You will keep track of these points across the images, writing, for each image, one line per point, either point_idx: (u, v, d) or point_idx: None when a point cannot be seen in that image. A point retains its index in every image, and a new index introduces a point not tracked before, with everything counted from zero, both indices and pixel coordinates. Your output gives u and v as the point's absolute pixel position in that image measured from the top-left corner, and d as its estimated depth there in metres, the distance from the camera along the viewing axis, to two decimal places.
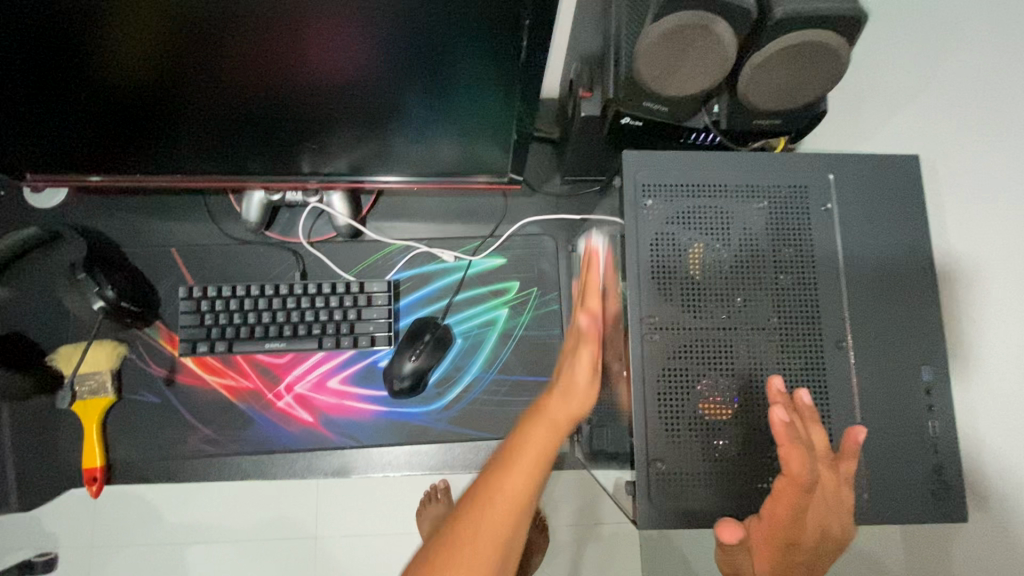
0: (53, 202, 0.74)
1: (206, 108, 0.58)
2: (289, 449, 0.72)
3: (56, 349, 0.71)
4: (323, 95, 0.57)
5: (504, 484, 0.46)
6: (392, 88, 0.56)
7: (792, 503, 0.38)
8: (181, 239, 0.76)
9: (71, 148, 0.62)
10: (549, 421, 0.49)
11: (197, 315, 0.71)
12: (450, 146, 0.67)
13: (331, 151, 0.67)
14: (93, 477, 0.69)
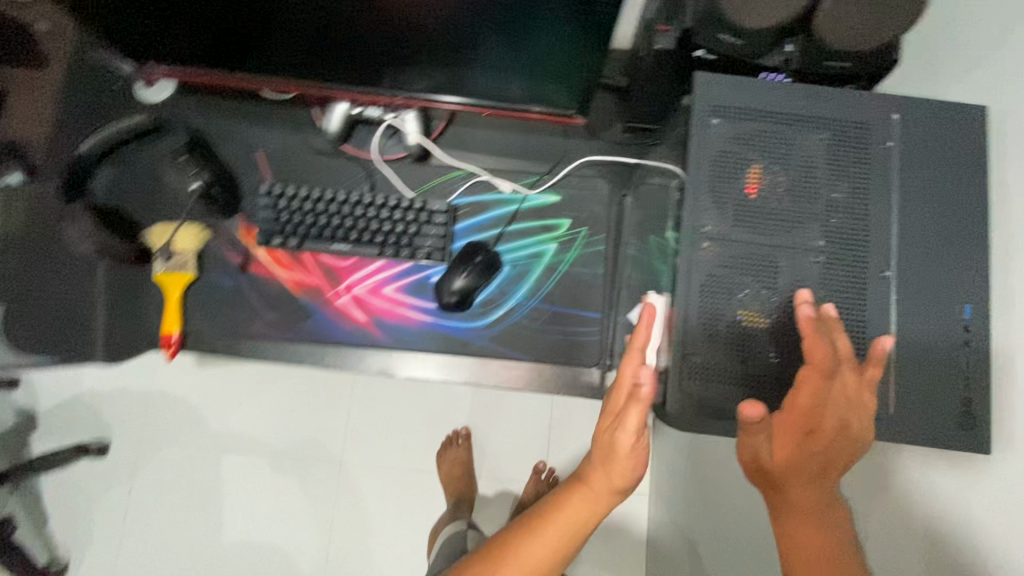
0: (162, 96, 0.82)
1: (307, 14, 0.64)
2: (342, 344, 0.79)
3: (149, 227, 0.78)
4: (406, 15, 0.62)
5: (529, 540, 0.47)
6: (468, 15, 0.61)
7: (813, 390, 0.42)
8: (267, 143, 0.83)
9: (185, 43, 0.70)
10: (590, 493, 0.48)
11: (275, 210, 0.78)
12: (520, 80, 0.71)
13: (408, 73, 0.72)
14: (170, 341, 0.76)
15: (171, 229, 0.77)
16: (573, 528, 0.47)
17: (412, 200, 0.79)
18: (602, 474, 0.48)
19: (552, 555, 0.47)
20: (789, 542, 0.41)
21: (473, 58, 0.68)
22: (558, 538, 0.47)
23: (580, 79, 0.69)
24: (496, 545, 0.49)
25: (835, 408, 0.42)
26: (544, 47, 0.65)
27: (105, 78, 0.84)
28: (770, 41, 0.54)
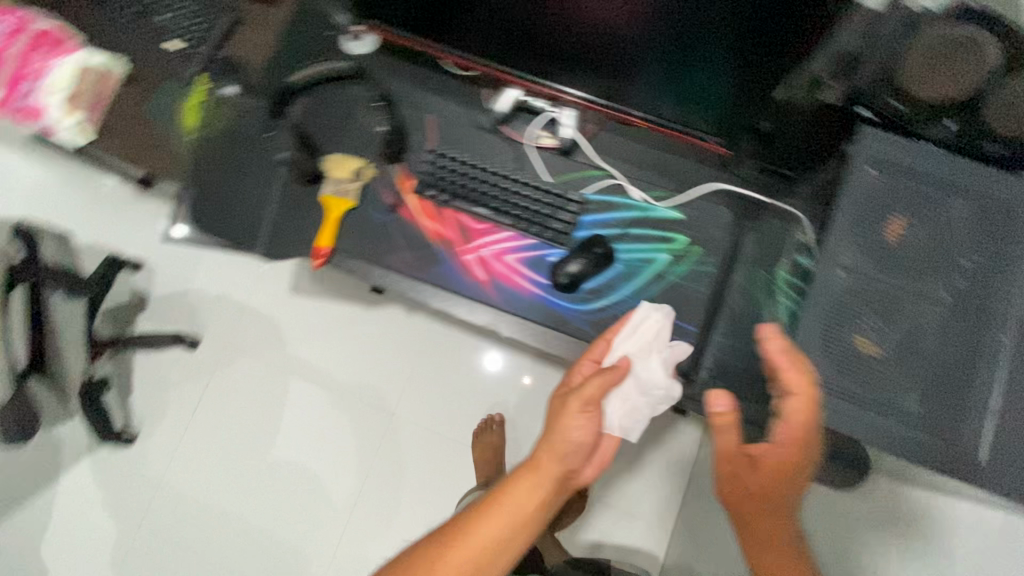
0: (365, 50, 0.94)
1: (509, 11, 0.78)
2: (459, 294, 0.87)
3: (326, 155, 0.91)
4: (587, 29, 0.75)
5: (479, 521, 0.59)
6: (641, 38, 0.73)
7: (796, 436, 0.53)
8: (438, 109, 0.94)
9: (404, 9, 0.84)
10: (535, 475, 0.60)
11: (435, 166, 0.91)
12: (669, 104, 0.80)
13: (572, 78, 0.82)
14: (320, 254, 0.88)
15: (344, 162, 0.90)
16: (518, 505, 0.59)
17: (552, 186, 0.89)
18: (550, 456, 0.60)
19: (499, 530, 0.59)
20: (752, 519, 0.54)
21: (637, 76, 0.78)
22: (505, 515, 0.59)
23: (725, 115, 0.77)
24: (452, 526, 0.60)
25: (812, 439, 0.53)
26: (699, 80, 0.75)
27: (319, 22, 0.97)
28: (929, 116, 0.61)
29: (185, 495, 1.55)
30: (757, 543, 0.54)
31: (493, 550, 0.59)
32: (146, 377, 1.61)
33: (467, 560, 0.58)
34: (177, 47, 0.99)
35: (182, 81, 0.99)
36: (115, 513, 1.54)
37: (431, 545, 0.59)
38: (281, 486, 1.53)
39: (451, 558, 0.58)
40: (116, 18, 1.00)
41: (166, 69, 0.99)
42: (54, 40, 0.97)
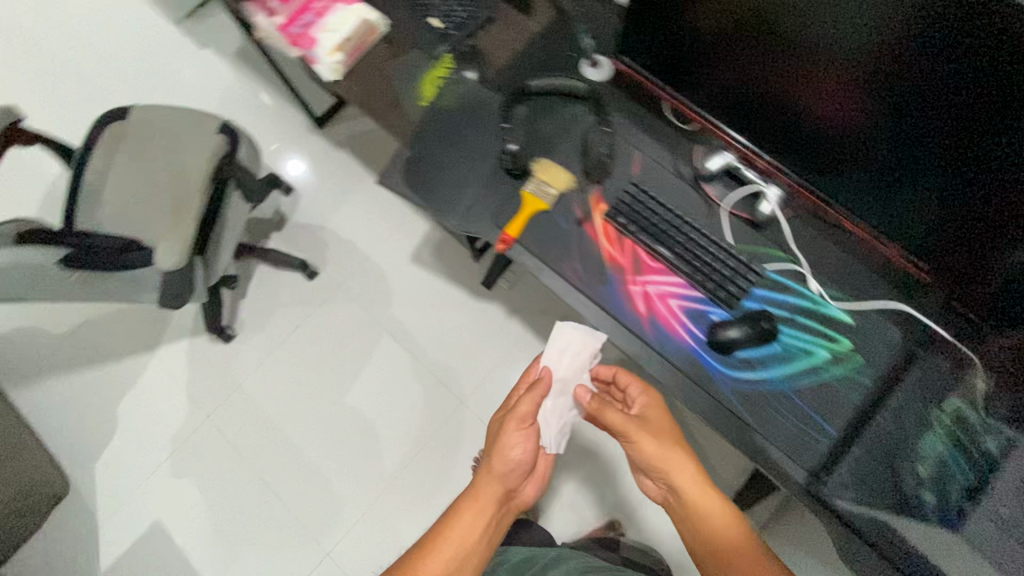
0: (599, 77, 1.03)
1: (729, 81, 0.87)
2: (616, 319, 0.91)
3: (537, 157, 0.99)
4: (795, 117, 0.83)
5: (442, 544, 0.85)
6: (843, 139, 0.80)
7: (663, 427, 0.90)
8: (646, 148, 1.00)
9: (652, 57, 0.93)
10: (484, 498, 0.89)
11: (629, 198, 0.96)
12: (868, 210, 0.84)
13: (780, 158, 0.89)
14: (506, 240, 0.95)
15: (553, 168, 0.97)
16: (472, 520, 0.87)
17: (735, 250, 0.92)
18: (495, 478, 0.90)
19: (456, 546, 0.85)
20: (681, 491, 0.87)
21: (843, 177, 0.84)
22: (460, 533, 0.86)
23: (922, 238, 0.80)
24: (421, 550, 0.85)
25: (669, 427, 0.91)
26: (897, 195, 0.79)
27: (566, 42, 1.06)
28: None
29: (257, 403, 1.67)
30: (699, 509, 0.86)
31: (456, 559, 0.84)
32: (261, 288, 1.75)
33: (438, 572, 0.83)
34: (437, 25, 1.10)
35: (430, 53, 1.10)
36: (193, 398, 1.67)
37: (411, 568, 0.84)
38: (343, 431, 1.64)
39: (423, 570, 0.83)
40: None
41: (422, 41, 1.10)
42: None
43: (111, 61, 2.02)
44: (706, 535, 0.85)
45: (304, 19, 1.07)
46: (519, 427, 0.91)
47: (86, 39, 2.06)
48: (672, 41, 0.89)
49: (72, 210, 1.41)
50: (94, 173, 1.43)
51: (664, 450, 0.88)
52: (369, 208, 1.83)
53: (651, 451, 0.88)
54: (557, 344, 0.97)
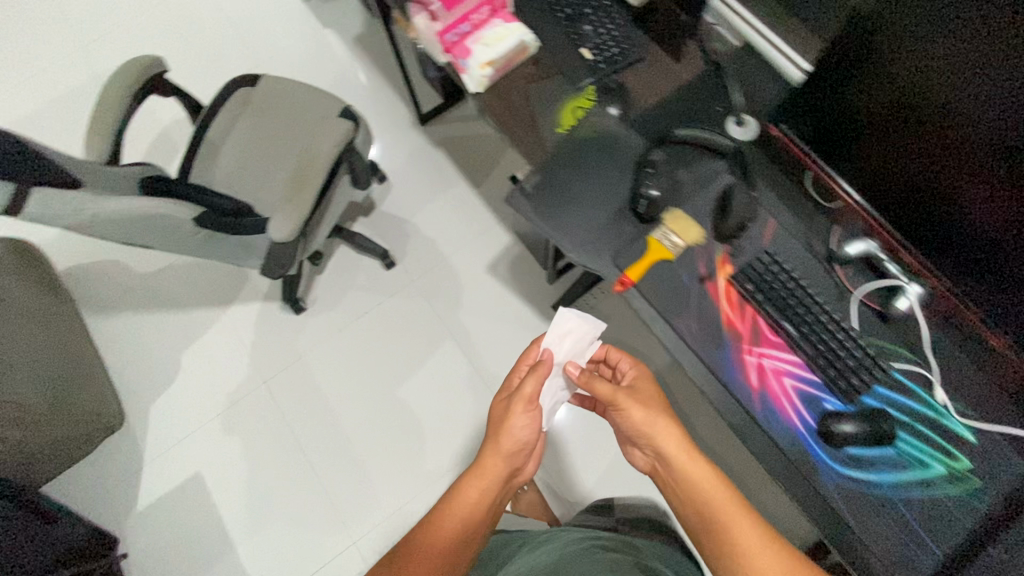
0: (744, 138, 1.02)
1: (881, 161, 0.85)
2: (725, 386, 0.88)
3: (670, 207, 0.97)
4: (944, 210, 0.80)
5: (442, 523, 0.86)
6: (992, 243, 0.76)
7: (650, 399, 0.91)
8: (782, 217, 0.97)
9: (805, 123, 0.91)
10: (482, 473, 0.90)
11: (758, 264, 0.93)
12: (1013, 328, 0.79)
13: (919, 250, 0.85)
14: (624, 282, 0.94)
15: (684, 221, 0.95)
16: (475, 496, 0.88)
17: (861, 341, 0.88)
18: (493, 455, 0.91)
19: (458, 525, 0.86)
20: (674, 466, 0.86)
21: (985, 284, 0.79)
22: (461, 511, 0.88)
23: None
24: (422, 530, 0.87)
25: (657, 400, 0.92)
26: None
27: (715, 96, 1.05)
28: None
29: (314, 379, 1.70)
30: (690, 483, 0.84)
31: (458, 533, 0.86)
32: (338, 268, 1.79)
33: (438, 547, 0.84)
34: (588, 57, 1.10)
35: (574, 79, 1.10)
36: (254, 362, 1.71)
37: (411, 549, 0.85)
38: (390, 424, 1.65)
39: (423, 547, 0.84)
40: (554, 12, 1.14)
41: (569, 68, 1.11)
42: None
43: (240, 27, 2.12)
44: (703, 507, 0.82)
45: (461, 27, 1.08)
46: (520, 405, 0.91)
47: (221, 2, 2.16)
48: (830, 111, 0.87)
49: (189, 162, 1.46)
50: (215, 132, 1.48)
51: (650, 416, 0.88)
52: (455, 210, 1.85)
53: (639, 417, 0.88)
54: (559, 327, 0.98)
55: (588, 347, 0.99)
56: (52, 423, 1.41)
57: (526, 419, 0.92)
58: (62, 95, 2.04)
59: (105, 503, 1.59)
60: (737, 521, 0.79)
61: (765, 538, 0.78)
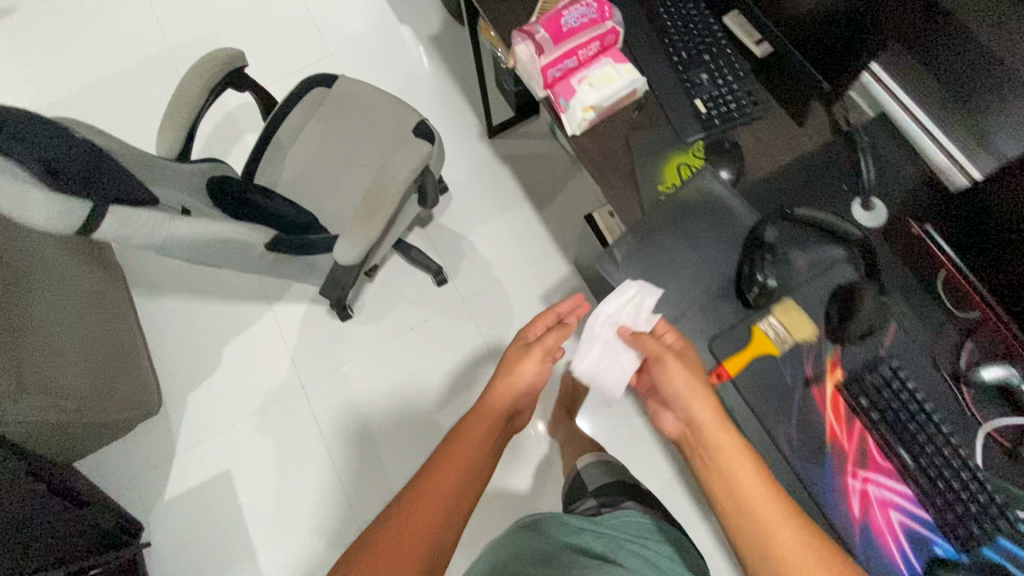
0: (869, 224, 0.92)
1: None
2: (823, 510, 0.79)
3: (782, 296, 0.87)
4: None
5: (461, 447, 0.87)
6: None
7: (699, 370, 0.81)
8: (904, 322, 0.87)
9: (979, 223, 0.77)
10: (494, 404, 0.96)
11: (874, 374, 0.83)
12: None
13: None
14: (720, 373, 0.85)
15: (796, 315, 0.86)
16: (489, 421, 0.94)
17: (985, 482, 0.78)
18: (507, 388, 0.98)
19: (477, 448, 0.88)
20: (712, 444, 0.74)
21: None
22: (480, 436, 0.91)
23: None
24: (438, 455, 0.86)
25: (703, 372, 0.81)
26: None
27: (840, 172, 0.95)
28: None
29: (352, 388, 1.66)
30: (728, 464, 0.72)
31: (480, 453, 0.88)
32: (389, 277, 1.74)
33: (462, 470, 0.85)
34: (701, 109, 1.00)
35: (682, 131, 1.00)
36: (294, 364, 1.68)
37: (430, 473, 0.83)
38: (423, 447, 1.60)
39: (446, 471, 0.83)
40: (667, 55, 1.04)
41: (679, 118, 1.01)
42: (612, 31, 1.00)
43: (317, 13, 2.07)
44: (721, 480, 0.71)
45: (566, 62, 1.00)
46: (540, 352, 0.99)
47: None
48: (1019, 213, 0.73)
49: (256, 160, 1.42)
50: (285, 131, 1.43)
51: (695, 386, 0.77)
52: (514, 231, 1.77)
53: (681, 384, 0.78)
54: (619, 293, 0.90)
55: (645, 315, 0.88)
56: (101, 408, 1.41)
57: (540, 363, 0.99)
58: (135, 65, 2.04)
59: (134, 486, 1.59)
60: (751, 484, 0.69)
61: (782, 507, 0.68)
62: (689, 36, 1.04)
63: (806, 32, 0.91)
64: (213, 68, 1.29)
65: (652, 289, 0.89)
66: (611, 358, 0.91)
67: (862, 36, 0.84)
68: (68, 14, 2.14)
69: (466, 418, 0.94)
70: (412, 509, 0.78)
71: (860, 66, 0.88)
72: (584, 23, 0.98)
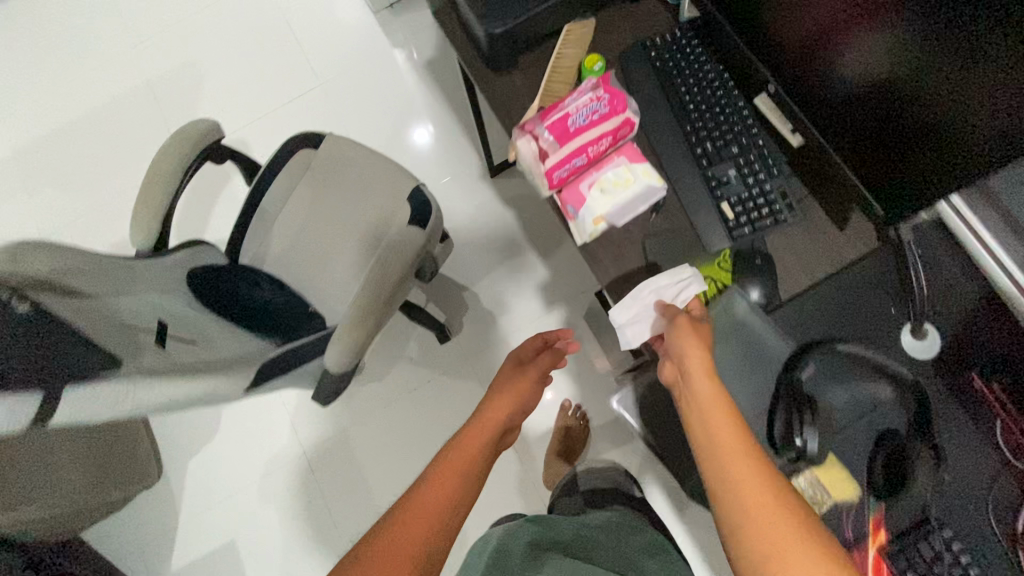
0: (922, 354, 0.80)
1: None
2: None
3: (823, 449, 0.78)
4: None
5: (450, 458, 0.79)
6: None
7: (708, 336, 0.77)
8: (960, 479, 0.75)
9: None
10: (490, 414, 0.90)
11: (922, 543, 0.74)
12: None
13: None
14: None
15: (837, 475, 0.77)
16: (484, 433, 0.86)
17: None
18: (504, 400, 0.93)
19: (471, 462, 0.80)
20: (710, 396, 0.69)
21: None
22: (471, 448, 0.82)
23: None
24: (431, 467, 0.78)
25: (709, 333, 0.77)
26: None
27: (889, 291, 0.83)
28: None
29: (356, 453, 1.61)
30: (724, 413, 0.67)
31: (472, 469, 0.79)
32: (390, 335, 1.67)
33: (453, 485, 0.76)
34: (727, 213, 0.88)
35: (707, 238, 0.88)
36: (296, 428, 1.62)
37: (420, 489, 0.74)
38: None
39: (439, 485, 0.75)
40: (688, 143, 0.92)
41: (703, 221, 0.89)
42: (627, 127, 0.88)
43: (304, 36, 1.91)
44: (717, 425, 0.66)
45: (574, 162, 0.87)
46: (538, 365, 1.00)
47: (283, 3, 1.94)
48: None
49: (240, 233, 1.32)
50: (270, 201, 1.33)
51: (698, 344, 0.74)
52: (520, 282, 1.68)
53: (687, 345, 0.74)
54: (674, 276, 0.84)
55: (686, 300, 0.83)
56: (107, 488, 1.36)
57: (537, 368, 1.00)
58: (112, 101, 1.92)
59: (139, 557, 1.57)
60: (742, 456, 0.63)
61: (775, 486, 0.61)
62: (714, 123, 0.92)
63: (880, 157, 0.75)
64: (188, 144, 1.17)
65: (702, 281, 0.85)
66: (634, 323, 0.85)
67: (947, 166, 0.67)
68: (35, 42, 1.99)
69: (466, 426, 0.88)
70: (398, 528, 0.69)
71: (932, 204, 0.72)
72: (594, 119, 0.86)
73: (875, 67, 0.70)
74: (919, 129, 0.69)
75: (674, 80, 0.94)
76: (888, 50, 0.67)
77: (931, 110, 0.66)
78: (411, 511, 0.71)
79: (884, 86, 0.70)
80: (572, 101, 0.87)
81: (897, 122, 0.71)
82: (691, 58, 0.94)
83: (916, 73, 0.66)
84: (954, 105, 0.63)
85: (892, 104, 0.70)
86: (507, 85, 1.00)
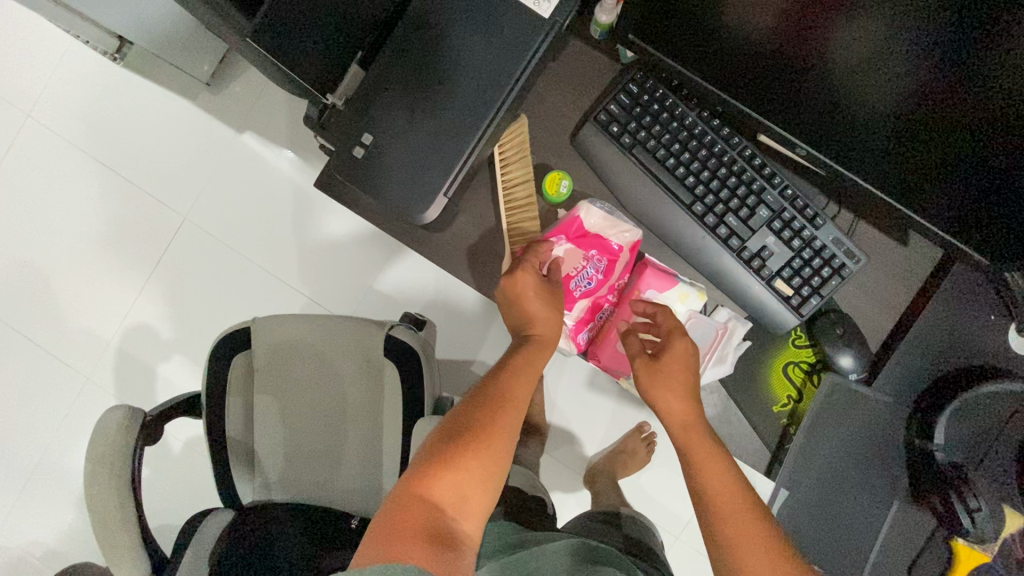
0: None
1: None
2: None
3: (986, 500, 0.72)
4: None
5: (498, 390, 0.66)
6: None
7: (682, 361, 0.68)
8: None
9: None
10: (544, 341, 0.72)
11: None
12: None
13: None
14: None
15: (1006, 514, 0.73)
16: (529, 363, 0.69)
17: None
18: (548, 326, 0.72)
19: (525, 395, 0.67)
20: (690, 443, 0.64)
21: None
22: (527, 378, 0.68)
23: None
24: (476, 402, 0.66)
25: (683, 352, 0.68)
26: None
27: (981, 297, 0.72)
28: None
29: None
30: (700, 463, 0.63)
31: (523, 408, 0.67)
32: None
33: (506, 432, 0.64)
34: (785, 291, 0.74)
35: (766, 320, 0.76)
36: None
37: (468, 432, 0.62)
38: None
39: (492, 431, 0.63)
40: (702, 223, 0.74)
41: (755, 305, 0.75)
42: (637, 251, 0.78)
43: (109, 156, 1.35)
44: (694, 472, 0.63)
45: (595, 320, 0.80)
46: (541, 295, 0.72)
47: (67, 132, 1.36)
48: None
49: (226, 478, 1.08)
50: (234, 430, 1.08)
51: (660, 384, 0.67)
52: None
53: (647, 386, 0.68)
54: (705, 324, 0.77)
55: (737, 344, 0.77)
56: None
57: (544, 304, 0.72)
58: None
59: None
60: (718, 476, 0.61)
61: (770, 545, 0.57)
62: (725, 188, 0.73)
63: (895, 146, 0.62)
64: (109, 449, 0.89)
65: (743, 318, 0.77)
66: None
67: (995, 161, 0.57)
68: None
69: (512, 358, 0.70)
70: (469, 474, 0.60)
71: (974, 193, 0.60)
72: (598, 278, 0.78)
73: (883, 62, 0.57)
74: (955, 121, 0.57)
75: (660, 156, 0.73)
76: (913, 33, 0.54)
77: (977, 97, 0.55)
78: (464, 460, 0.60)
79: (897, 68, 0.56)
80: (559, 258, 0.76)
81: (926, 117, 0.58)
82: (667, 119, 0.73)
83: (954, 58, 0.54)
84: (1017, 89, 0.53)
85: (921, 98, 0.57)
86: (457, 236, 0.78)
